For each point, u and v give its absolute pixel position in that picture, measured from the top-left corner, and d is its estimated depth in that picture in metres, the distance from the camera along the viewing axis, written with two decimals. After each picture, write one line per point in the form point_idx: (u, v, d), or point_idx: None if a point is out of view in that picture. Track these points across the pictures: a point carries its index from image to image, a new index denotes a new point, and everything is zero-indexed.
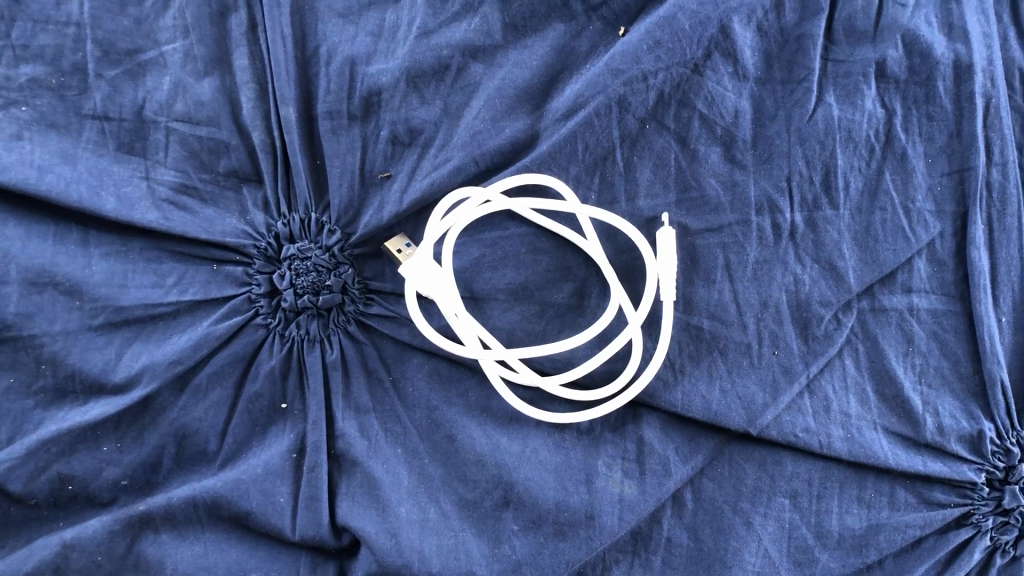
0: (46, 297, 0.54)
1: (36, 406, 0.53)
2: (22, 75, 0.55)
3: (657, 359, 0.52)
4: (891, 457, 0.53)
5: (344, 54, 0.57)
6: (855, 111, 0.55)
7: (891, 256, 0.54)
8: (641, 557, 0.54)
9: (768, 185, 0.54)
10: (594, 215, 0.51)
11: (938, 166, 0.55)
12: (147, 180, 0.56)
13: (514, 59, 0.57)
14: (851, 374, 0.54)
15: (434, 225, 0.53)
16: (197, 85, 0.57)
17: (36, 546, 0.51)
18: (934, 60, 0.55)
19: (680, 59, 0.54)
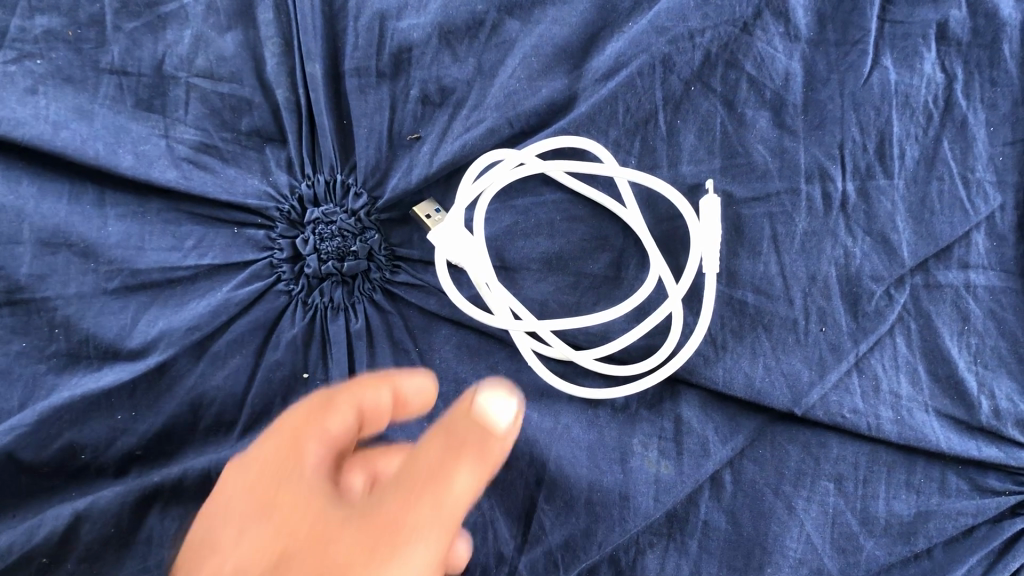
0: (59, 257, 0.52)
1: (48, 371, 0.51)
2: (38, 26, 0.54)
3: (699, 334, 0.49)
4: (943, 440, 0.50)
5: (373, 8, 0.55)
6: (912, 75, 0.52)
7: (948, 229, 0.51)
8: (676, 541, 0.50)
9: (819, 152, 0.52)
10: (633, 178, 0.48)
11: (1000, 134, 0.52)
12: (166, 139, 0.54)
13: (554, 15, 0.55)
14: (901, 352, 0.51)
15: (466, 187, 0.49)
16: (219, 40, 0.55)
17: (47, 516, 0.49)
18: (1000, 22, 0.53)
19: (728, 17, 0.52)
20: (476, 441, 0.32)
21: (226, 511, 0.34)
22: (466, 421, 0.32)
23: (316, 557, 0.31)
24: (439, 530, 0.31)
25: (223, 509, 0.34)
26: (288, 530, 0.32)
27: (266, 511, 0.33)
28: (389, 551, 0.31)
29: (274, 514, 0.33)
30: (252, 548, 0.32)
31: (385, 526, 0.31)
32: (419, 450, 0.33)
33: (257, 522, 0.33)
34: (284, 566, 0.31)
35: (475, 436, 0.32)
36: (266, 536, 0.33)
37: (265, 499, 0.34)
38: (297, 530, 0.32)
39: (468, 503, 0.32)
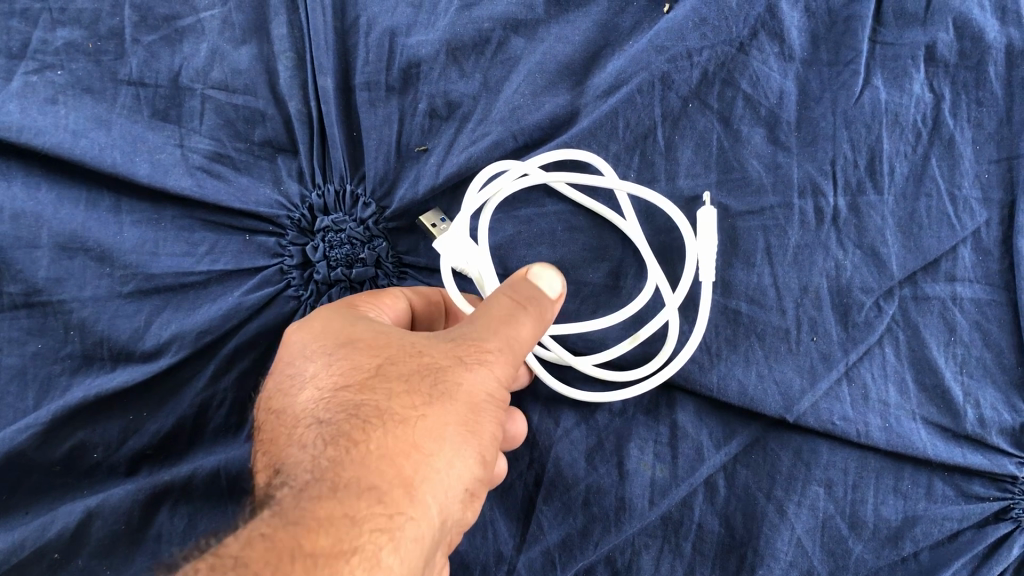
0: (76, 262, 0.53)
1: (62, 372, 0.53)
2: (60, 39, 0.56)
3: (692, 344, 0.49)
4: (930, 447, 0.51)
5: (384, 25, 0.57)
6: (902, 95, 0.54)
7: (935, 243, 0.53)
8: (671, 543, 0.52)
9: (812, 167, 0.54)
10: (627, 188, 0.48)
11: (986, 153, 0.54)
12: (181, 148, 0.56)
13: (557, 34, 0.57)
14: (890, 362, 0.53)
15: (474, 197, 0.50)
16: (234, 53, 0.57)
17: (59, 513, 0.50)
18: (985, 45, 0.54)
19: (725, 38, 0.54)
20: (537, 297, 0.42)
21: (310, 336, 0.45)
22: (528, 282, 0.43)
23: (412, 359, 0.42)
24: (517, 346, 0.41)
25: (309, 335, 0.45)
26: (378, 344, 0.43)
27: (350, 337, 0.44)
28: (475, 363, 0.41)
29: (356, 328, 0.44)
30: (345, 359, 0.43)
31: (470, 339, 0.41)
32: (492, 298, 0.42)
33: (343, 350, 0.43)
34: (386, 366, 0.42)
35: (536, 291, 0.42)
36: (358, 349, 0.43)
37: (337, 336, 0.44)
38: (389, 344, 0.43)
39: (534, 337, 0.42)
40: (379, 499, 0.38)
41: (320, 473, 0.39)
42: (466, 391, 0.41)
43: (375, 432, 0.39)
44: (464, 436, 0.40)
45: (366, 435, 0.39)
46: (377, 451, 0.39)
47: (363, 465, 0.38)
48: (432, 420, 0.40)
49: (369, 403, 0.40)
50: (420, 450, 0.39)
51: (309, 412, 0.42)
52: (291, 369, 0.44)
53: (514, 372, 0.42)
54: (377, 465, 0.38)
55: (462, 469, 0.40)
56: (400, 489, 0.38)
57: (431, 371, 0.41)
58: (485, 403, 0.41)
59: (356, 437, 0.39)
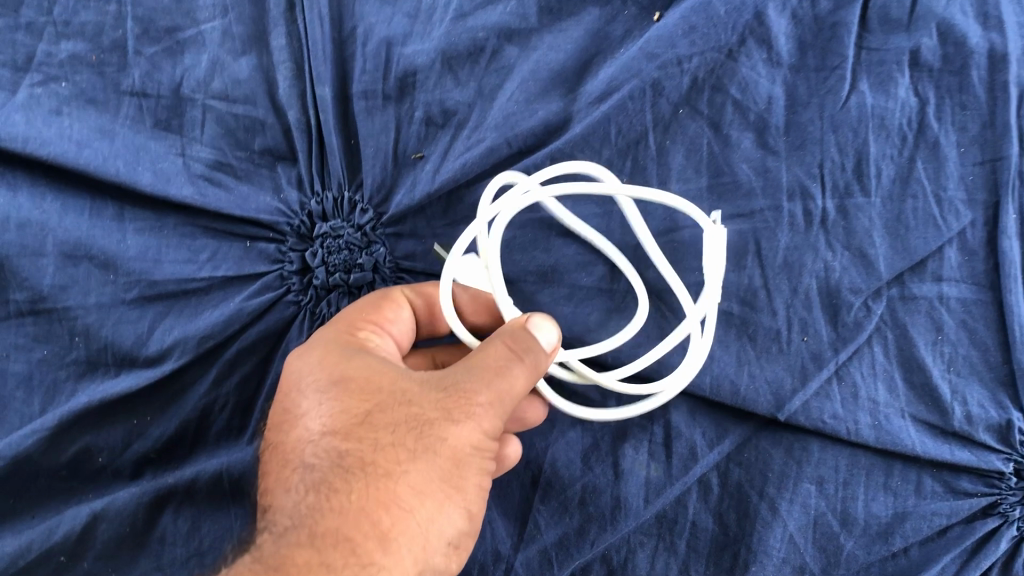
0: (80, 269, 0.55)
1: (68, 378, 0.54)
2: (64, 51, 0.57)
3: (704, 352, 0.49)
4: (918, 445, 0.53)
5: (380, 35, 0.58)
6: (888, 100, 0.55)
7: (922, 244, 0.54)
8: (666, 540, 0.53)
9: (800, 171, 0.55)
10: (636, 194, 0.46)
11: (970, 155, 0.54)
12: (183, 157, 0.57)
13: (549, 43, 0.57)
14: (879, 361, 0.54)
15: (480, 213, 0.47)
16: (235, 64, 0.58)
17: (65, 515, 0.52)
18: (969, 49, 0.54)
19: (714, 44, 0.55)
20: (530, 349, 0.42)
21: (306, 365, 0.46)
22: (524, 329, 0.43)
23: (400, 408, 0.43)
24: (505, 399, 0.42)
25: (306, 364, 0.46)
26: (370, 382, 0.44)
27: (342, 373, 0.45)
28: (462, 416, 0.42)
29: (348, 360, 0.45)
30: (336, 397, 0.44)
31: (459, 391, 0.42)
32: (484, 347, 0.43)
33: (335, 390, 0.44)
34: (373, 413, 0.43)
35: (530, 338, 0.43)
36: (349, 387, 0.44)
37: (329, 369, 0.45)
38: (380, 383, 0.44)
39: (525, 389, 0.43)
40: (353, 551, 0.40)
41: (301, 521, 0.41)
42: (451, 447, 0.42)
43: (357, 484, 0.41)
44: (446, 492, 0.42)
45: (348, 486, 0.41)
46: (357, 503, 0.41)
47: (342, 517, 0.40)
48: (414, 477, 0.41)
49: (353, 453, 0.42)
50: (399, 504, 0.41)
51: (297, 449, 0.44)
52: (285, 399, 0.46)
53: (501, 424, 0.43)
54: (356, 518, 0.40)
55: (440, 520, 0.42)
56: (374, 540, 0.40)
57: (418, 424, 0.42)
58: (471, 456, 0.42)
59: (339, 487, 0.41)
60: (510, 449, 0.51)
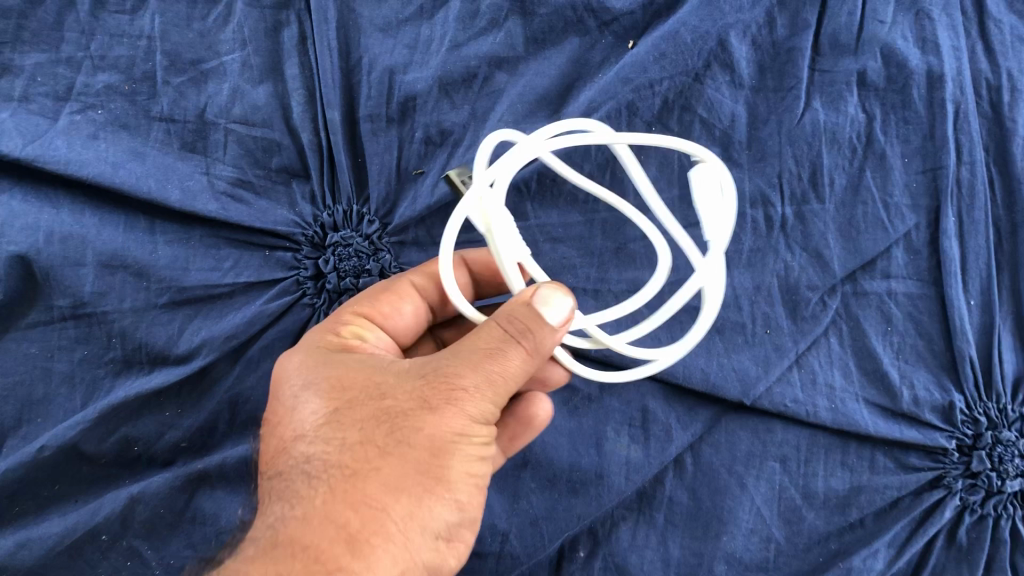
0: (117, 277, 0.61)
1: (106, 375, 0.60)
2: (100, 82, 0.64)
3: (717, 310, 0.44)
4: (871, 426, 0.58)
5: (383, 64, 0.64)
6: (838, 116, 0.61)
7: (872, 245, 0.60)
8: (646, 514, 0.60)
9: (761, 181, 0.61)
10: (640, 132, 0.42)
11: (913, 165, 0.60)
12: (207, 175, 0.63)
13: (535, 69, 0.64)
14: (835, 350, 0.60)
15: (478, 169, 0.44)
16: (253, 91, 0.65)
17: (106, 499, 0.59)
18: (908, 71, 0.60)
19: (682, 68, 0.61)
20: (530, 329, 0.41)
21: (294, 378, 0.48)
22: (528, 305, 0.41)
23: (377, 401, 0.43)
24: (495, 382, 0.41)
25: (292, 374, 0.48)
26: (351, 385, 0.45)
27: (324, 379, 0.46)
28: (444, 403, 0.41)
29: (332, 369, 0.46)
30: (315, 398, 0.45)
31: (441, 377, 0.42)
32: (478, 330, 0.42)
33: (314, 390, 0.45)
34: (350, 410, 0.43)
35: (532, 318, 0.40)
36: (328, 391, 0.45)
37: (311, 371, 0.46)
38: (362, 382, 0.45)
39: (519, 372, 0.41)
40: (315, 559, 0.40)
41: (267, 532, 0.42)
42: (427, 436, 0.41)
43: (325, 489, 0.42)
44: (427, 483, 0.41)
45: (315, 491, 0.42)
46: (323, 507, 0.41)
47: (306, 523, 0.41)
48: (387, 471, 0.41)
49: (325, 458, 0.43)
50: (370, 503, 0.41)
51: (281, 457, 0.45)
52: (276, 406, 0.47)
53: (490, 411, 0.42)
54: (320, 523, 0.41)
55: (425, 513, 0.41)
56: (340, 545, 0.40)
57: (394, 416, 0.42)
58: (454, 443, 0.41)
59: (305, 494, 0.42)
60: (539, 408, 0.52)
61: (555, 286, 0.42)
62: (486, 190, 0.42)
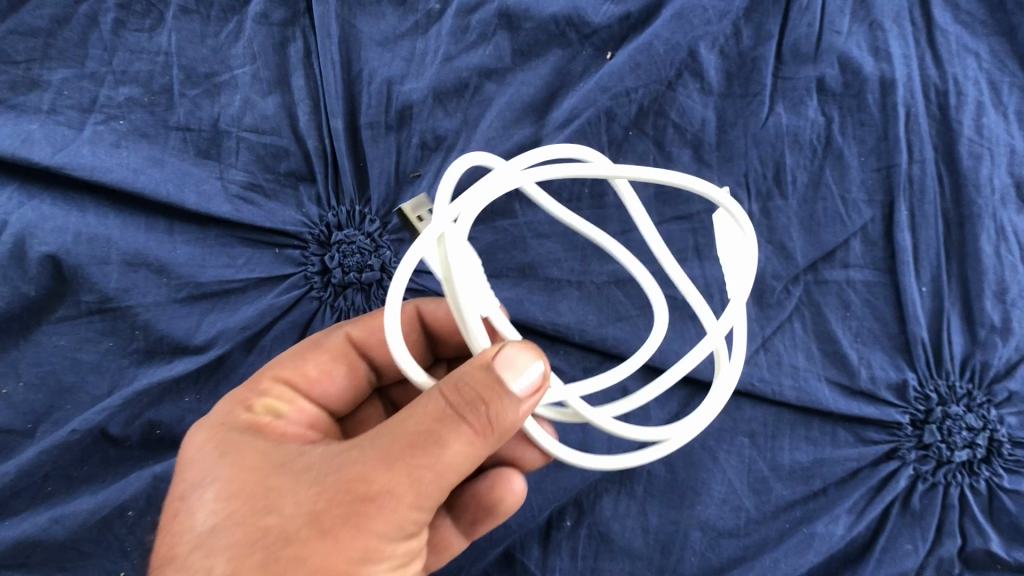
0: (140, 274, 0.67)
1: (130, 364, 0.66)
2: (121, 95, 0.70)
3: (737, 359, 0.47)
4: (832, 402, 0.64)
5: (382, 76, 0.70)
6: (800, 119, 0.66)
7: (831, 238, 0.65)
8: (626, 486, 0.65)
9: (731, 180, 0.66)
10: (633, 175, 0.43)
11: (869, 163, 0.65)
12: (221, 180, 0.69)
13: (522, 79, 0.69)
14: (798, 334, 0.65)
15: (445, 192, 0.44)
16: (263, 102, 0.70)
17: (132, 478, 0.64)
18: (863, 77, 0.66)
19: (656, 77, 0.67)
20: (485, 401, 0.41)
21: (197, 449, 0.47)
22: (493, 369, 0.41)
23: (298, 493, 0.42)
24: (434, 466, 0.41)
25: (193, 446, 0.48)
26: (255, 467, 0.44)
27: (221, 468, 0.45)
28: (372, 501, 0.41)
29: (240, 446, 0.46)
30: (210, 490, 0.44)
31: (364, 471, 0.41)
32: (422, 398, 0.42)
33: (233, 478, 0.44)
34: (265, 504, 0.42)
35: (492, 387, 0.40)
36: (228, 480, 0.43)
37: (228, 457, 0.45)
38: (266, 468, 0.44)
39: (456, 457, 0.41)
40: None
41: None
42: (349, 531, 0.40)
43: None
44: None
45: None
46: None
47: None
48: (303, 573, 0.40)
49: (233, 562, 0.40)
50: None
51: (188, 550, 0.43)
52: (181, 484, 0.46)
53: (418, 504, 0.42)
54: None
55: None
56: None
57: (316, 512, 0.41)
58: (368, 558, 0.41)
59: None
60: (515, 486, 0.56)
61: (521, 348, 0.41)
62: (447, 225, 0.42)
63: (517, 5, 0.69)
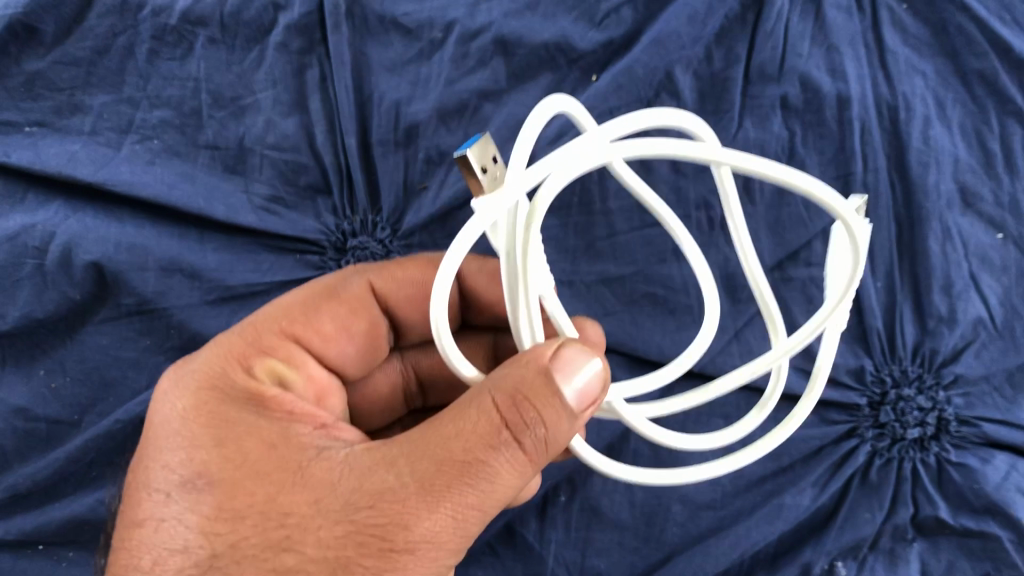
0: (174, 279, 0.74)
1: (167, 360, 0.74)
2: (156, 117, 0.77)
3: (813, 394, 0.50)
4: (797, 386, 0.71)
5: (390, 98, 0.77)
6: (766, 133, 0.74)
7: (795, 239, 0.73)
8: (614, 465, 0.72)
9: (703, 189, 0.74)
10: (727, 159, 0.39)
11: (829, 172, 0.73)
12: (246, 193, 0.76)
13: (517, 99, 0.77)
14: (768, 326, 0.72)
15: (515, 159, 0.42)
16: (283, 123, 0.77)
17: None
18: (823, 95, 0.73)
19: (636, 97, 0.74)
20: (541, 423, 0.43)
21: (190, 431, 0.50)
22: (551, 376, 0.43)
23: (324, 509, 0.44)
24: (468, 503, 0.43)
25: (188, 431, 0.49)
26: (271, 479, 0.46)
27: (229, 475, 0.47)
28: (396, 551, 0.43)
29: (249, 443, 0.48)
30: (212, 500, 0.46)
31: (396, 505, 0.43)
32: (473, 414, 0.43)
33: (252, 480, 0.46)
34: (285, 514, 0.45)
35: (545, 398, 0.43)
36: (219, 500, 0.46)
37: (247, 460, 0.47)
38: (283, 481, 0.46)
39: (500, 484, 0.44)
40: None
41: None
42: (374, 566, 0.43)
43: None
44: None
45: None
46: None
47: None
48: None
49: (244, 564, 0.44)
50: None
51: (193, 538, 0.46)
52: (149, 502, 0.48)
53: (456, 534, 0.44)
54: None
55: None
56: None
57: (348, 539, 0.43)
58: None
59: None
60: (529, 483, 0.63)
61: (583, 351, 0.43)
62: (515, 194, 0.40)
63: (511, 33, 0.76)
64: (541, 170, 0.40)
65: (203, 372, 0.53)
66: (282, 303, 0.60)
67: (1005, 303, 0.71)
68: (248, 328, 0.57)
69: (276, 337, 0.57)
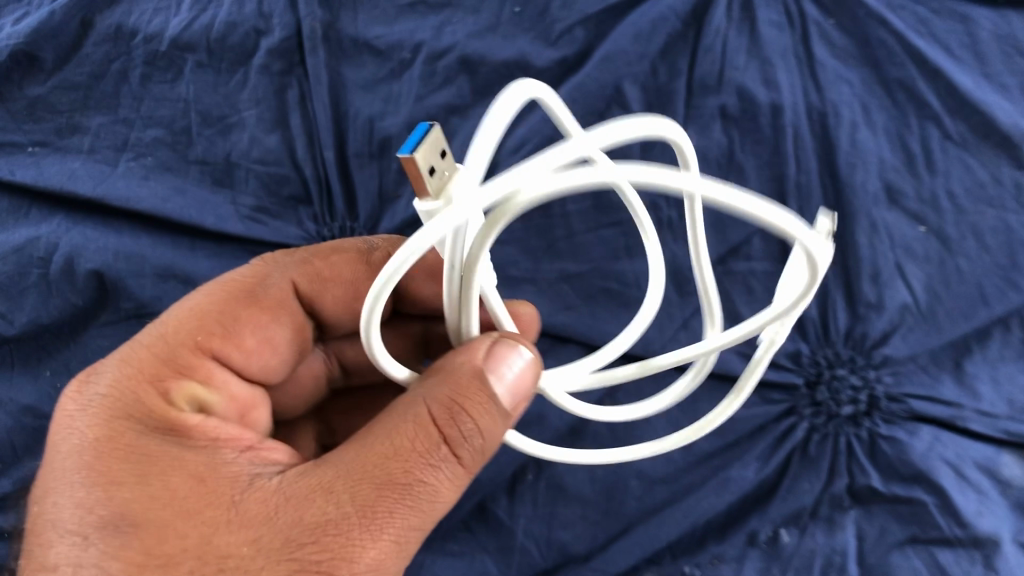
0: (168, 285, 0.80)
1: None
2: (149, 136, 0.84)
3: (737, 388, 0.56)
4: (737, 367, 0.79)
5: (365, 114, 0.84)
6: (708, 140, 0.81)
7: (736, 235, 0.80)
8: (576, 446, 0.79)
9: (652, 191, 0.81)
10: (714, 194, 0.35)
11: (765, 174, 0.80)
12: (233, 204, 0.83)
13: (480, 112, 0.83)
14: (714, 316, 0.79)
15: (470, 168, 0.38)
16: (267, 138, 0.84)
17: None
18: (758, 104, 0.81)
19: (590, 109, 0.81)
20: (476, 426, 0.50)
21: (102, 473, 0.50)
22: (485, 377, 0.49)
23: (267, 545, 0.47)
24: (409, 521, 0.48)
25: (103, 468, 0.50)
26: (201, 517, 0.48)
27: (156, 516, 0.48)
28: None
29: (177, 481, 0.49)
30: (138, 543, 0.47)
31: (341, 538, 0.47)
32: (412, 429, 0.49)
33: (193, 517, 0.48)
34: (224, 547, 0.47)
35: (479, 398, 0.50)
36: (147, 544, 0.47)
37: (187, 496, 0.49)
38: (215, 518, 0.48)
39: (433, 502, 0.49)
40: None
41: None
42: None
43: None
44: None
45: None
46: None
47: None
48: None
49: None
50: None
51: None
52: (63, 546, 0.49)
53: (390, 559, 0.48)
54: None
55: None
56: None
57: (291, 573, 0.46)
58: None
59: None
60: None
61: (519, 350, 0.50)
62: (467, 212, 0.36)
63: (473, 53, 0.84)
64: (509, 181, 0.36)
65: (115, 407, 0.54)
66: (199, 318, 0.60)
67: (929, 288, 0.78)
68: (161, 351, 0.58)
69: (195, 357, 0.58)
